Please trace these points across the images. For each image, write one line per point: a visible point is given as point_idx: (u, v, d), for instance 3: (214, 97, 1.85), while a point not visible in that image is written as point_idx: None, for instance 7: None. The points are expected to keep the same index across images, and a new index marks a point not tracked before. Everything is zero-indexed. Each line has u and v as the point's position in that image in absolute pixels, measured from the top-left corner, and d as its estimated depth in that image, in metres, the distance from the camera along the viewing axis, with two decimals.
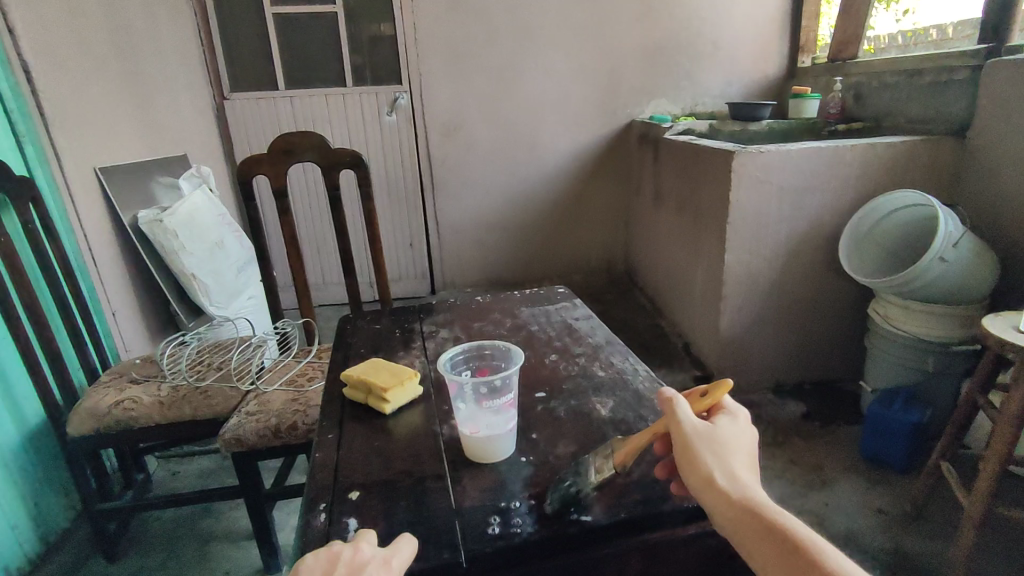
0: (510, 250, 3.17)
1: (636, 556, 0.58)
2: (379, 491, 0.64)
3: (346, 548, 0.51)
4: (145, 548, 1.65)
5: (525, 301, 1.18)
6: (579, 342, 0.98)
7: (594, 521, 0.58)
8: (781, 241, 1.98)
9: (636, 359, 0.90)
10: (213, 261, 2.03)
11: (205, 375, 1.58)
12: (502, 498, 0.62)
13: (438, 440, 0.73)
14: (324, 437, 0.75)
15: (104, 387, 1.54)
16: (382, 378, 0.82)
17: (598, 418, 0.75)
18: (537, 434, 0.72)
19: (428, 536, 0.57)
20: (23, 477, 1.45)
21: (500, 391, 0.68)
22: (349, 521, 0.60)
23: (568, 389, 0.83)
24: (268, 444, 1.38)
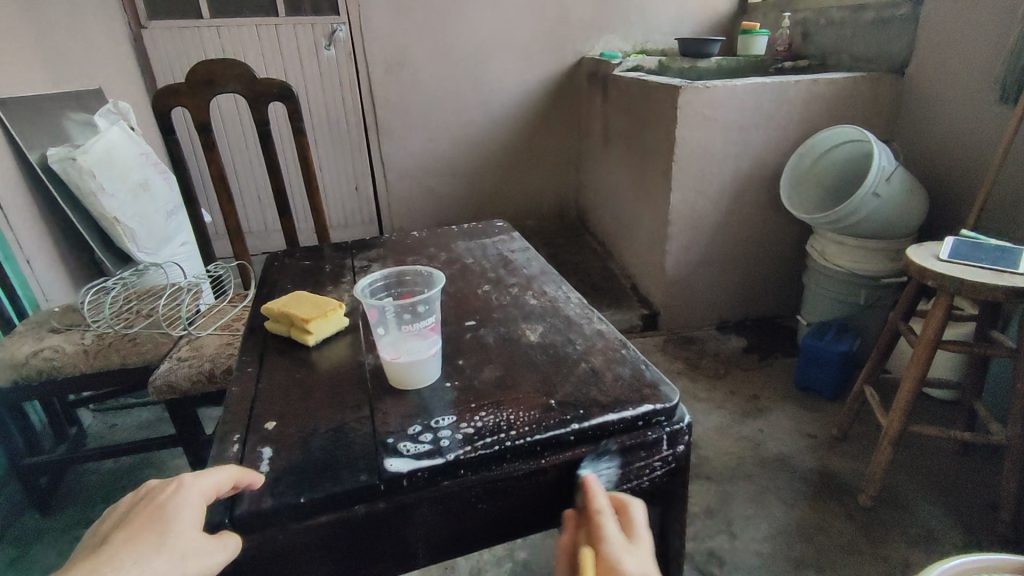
0: (460, 194, 3.10)
1: (555, 473, 0.58)
2: (296, 419, 0.62)
3: (162, 486, 0.50)
4: (83, 500, 1.61)
5: (464, 235, 1.15)
6: (513, 273, 0.96)
7: (516, 441, 0.57)
8: (725, 179, 1.99)
9: (569, 287, 0.90)
10: (137, 203, 1.91)
11: (133, 322, 1.50)
12: (422, 422, 0.60)
13: (363, 369, 0.71)
14: (242, 371, 0.72)
15: (20, 337, 1.46)
16: (304, 309, 0.78)
17: (526, 343, 0.75)
18: (463, 361, 0.71)
19: (342, 461, 0.56)
20: None
21: (422, 316, 0.67)
22: (264, 450, 0.58)
23: (498, 317, 0.82)
24: (203, 389, 1.34)
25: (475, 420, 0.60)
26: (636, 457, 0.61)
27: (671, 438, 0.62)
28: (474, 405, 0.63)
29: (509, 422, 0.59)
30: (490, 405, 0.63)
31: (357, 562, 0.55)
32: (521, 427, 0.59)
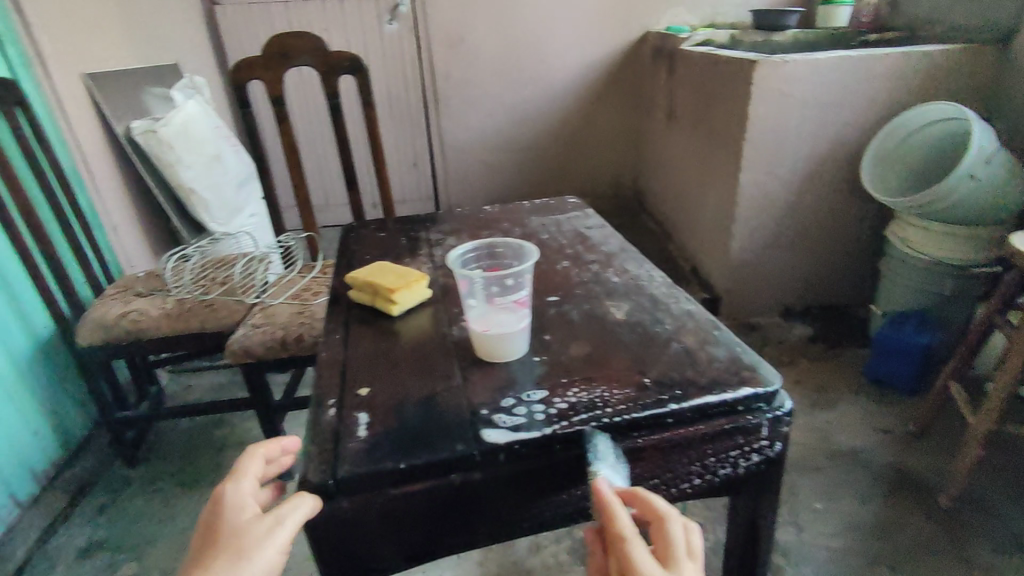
0: (517, 172, 3.08)
1: (649, 452, 0.57)
2: (388, 387, 0.63)
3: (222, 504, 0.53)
4: (162, 455, 1.70)
5: (537, 211, 1.13)
6: (592, 250, 0.94)
7: (613, 419, 0.56)
8: (801, 159, 1.90)
9: (652, 266, 0.87)
10: (211, 175, 1.97)
11: (210, 289, 1.57)
12: (514, 395, 0.60)
13: (448, 341, 0.71)
14: (330, 338, 0.74)
15: (109, 300, 1.54)
16: (389, 279, 0.79)
17: (612, 321, 0.73)
18: (549, 335, 0.71)
19: (438, 430, 0.56)
20: (39, 385, 1.50)
21: (510, 290, 0.66)
22: (360, 416, 0.58)
23: (581, 294, 0.80)
24: (277, 356, 1.39)
25: (568, 396, 0.59)
26: (732, 443, 0.59)
27: (771, 427, 0.59)
28: (565, 381, 0.62)
29: (603, 400, 0.58)
30: (582, 381, 0.62)
31: (450, 531, 0.56)
32: (616, 405, 0.58)
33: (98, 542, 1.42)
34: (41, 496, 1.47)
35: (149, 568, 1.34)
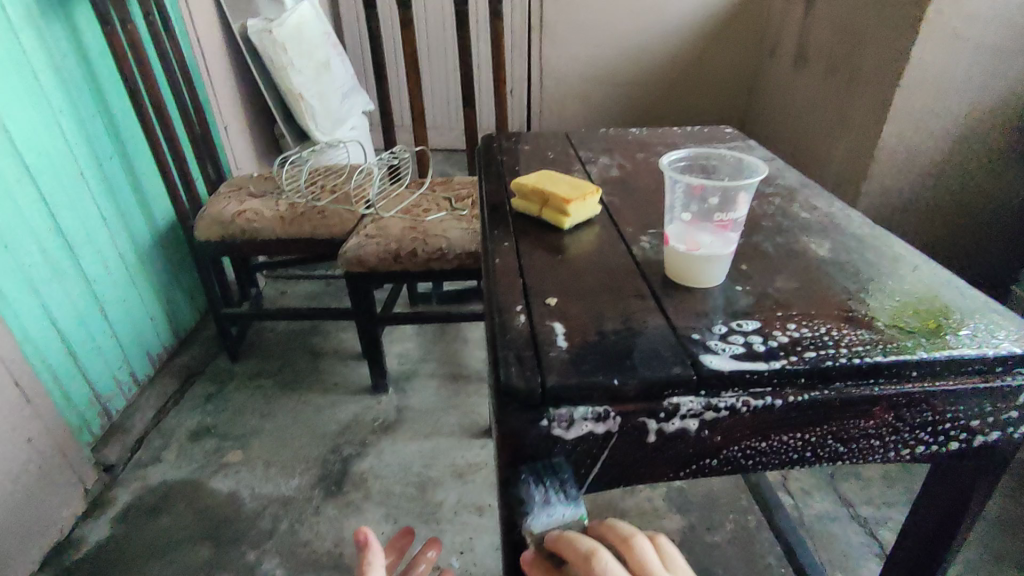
0: (614, 109, 2.91)
1: (885, 405, 0.49)
2: (578, 300, 0.58)
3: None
4: (262, 354, 1.76)
5: (691, 138, 1.03)
6: (769, 183, 0.84)
7: (850, 362, 0.48)
8: None
9: (845, 204, 0.77)
10: (320, 82, 1.93)
11: (321, 197, 1.56)
12: (725, 323, 0.53)
13: (632, 261, 0.65)
14: (498, 246, 0.69)
15: (225, 197, 1.56)
16: (560, 189, 0.72)
17: (816, 257, 0.65)
18: (747, 266, 0.63)
19: (647, 350, 0.50)
20: (156, 275, 1.56)
21: (716, 209, 0.58)
22: (555, 326, 0.54)
23: (769, 226, 0.72)
24: (387, 268, 1.38)
25: (789, 331, 0.52)
26: (980, 407, 0.51)
27: None
28: (780, 315, 0.55)
29: (834, 339, 0.51)
30: (801, 316, 0.54)
31: (648, 462, 0.51)
32: (851, 346, 0.50)
33: (206, 428, 1.49)
34: (156, 379, 1.55)
35: (253, 458, 1.40)
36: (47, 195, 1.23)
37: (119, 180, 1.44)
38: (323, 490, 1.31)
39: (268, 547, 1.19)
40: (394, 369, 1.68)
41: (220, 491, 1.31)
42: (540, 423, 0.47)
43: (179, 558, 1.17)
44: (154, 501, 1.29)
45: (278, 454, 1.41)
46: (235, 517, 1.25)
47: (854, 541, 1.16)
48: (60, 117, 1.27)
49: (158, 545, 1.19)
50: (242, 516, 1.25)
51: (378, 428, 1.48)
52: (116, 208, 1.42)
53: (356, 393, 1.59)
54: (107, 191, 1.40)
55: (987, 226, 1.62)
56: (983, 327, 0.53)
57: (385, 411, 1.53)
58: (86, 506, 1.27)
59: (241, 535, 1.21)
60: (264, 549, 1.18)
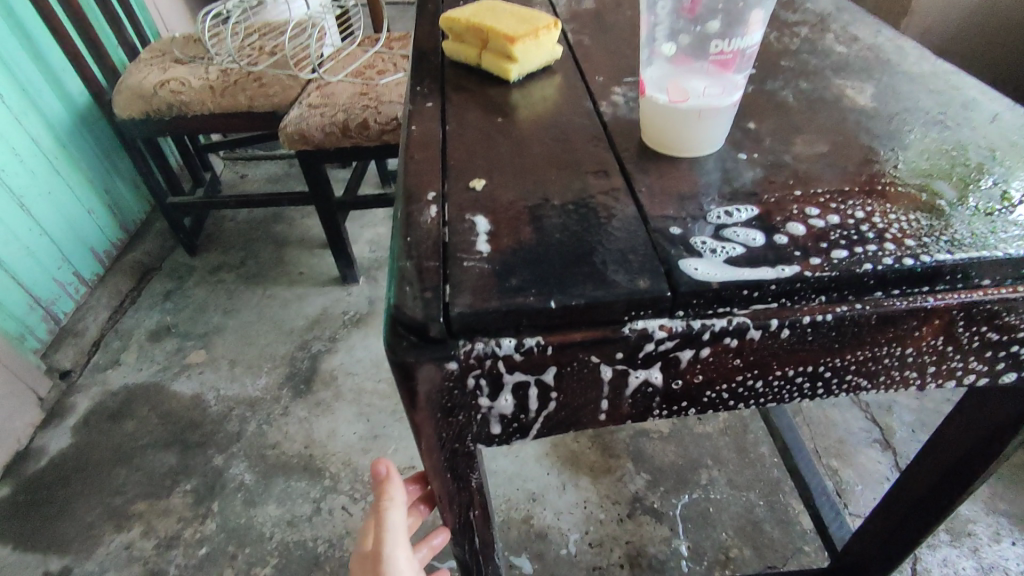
0: None
1: (939, 325, 0.34)
2: (514, 182, 0.41)
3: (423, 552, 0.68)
4: (223, 246, 1.62)
5: None
6: (792, 8, 0.63)
7: (896, 266, 0.33)
8: None
9: (894, 33, 0.57)
10: None
11: (257, 60, 1.32)
12: (722, 209, 0.37)
13: (598, 122, 0.47)
14: (419, 107, 0.51)
15: (145, 65, 1.32)
16: (505, 23, 0.53)
17: (852, 107, 0.47)
18: (756, 124, 0.45)
19: (602, 251, 0.35)
20: (84, 163, 1.37)
21: (714, 35, 0.39)
22: (477, 222, 0.38)
23: (790, 67, 0.53)
24: (336, 143, 1.18)
25: (810, 218, 0.36)
26: None
27: None
28: (801, 195, 0.38)
29: (876, 229, 0.35)
30: (830, 197, 0.38)
31: (605, 407, 0.37)
32: (899, 240, 0.35)
33: (167, 327, 1.39)
34: (107, 277, 1.43)
35: (217, 358, 1.31)
36: None
37: (12, 49, 1.20)
38: (291, 390, 1.23)
39: (236, 451, 1.13)
40: (364, 257, 1.54)
41: (183, 394, 1.24)
42: (451, 365, 0.33)
43: (145, 464, 1.12)
44: (116, 406, 1.23)
45: (244, 352, 1.32)
46: (201, 420, 1.19)
47: (854, 427, 1.07)
48: None
49: (123, 451, 1.14)
50: (207, 419, 1.19)
51: (349, 321, 1.37)
52: (16, 85, 1.20)
53: (323, 286, 1.47)
54: None
55: None
56: None
57: (355, 304, 1.42)
58: (44, 414, 1.21)
59: (208, 438, 1.16)
60: (232, 454, 1.13)
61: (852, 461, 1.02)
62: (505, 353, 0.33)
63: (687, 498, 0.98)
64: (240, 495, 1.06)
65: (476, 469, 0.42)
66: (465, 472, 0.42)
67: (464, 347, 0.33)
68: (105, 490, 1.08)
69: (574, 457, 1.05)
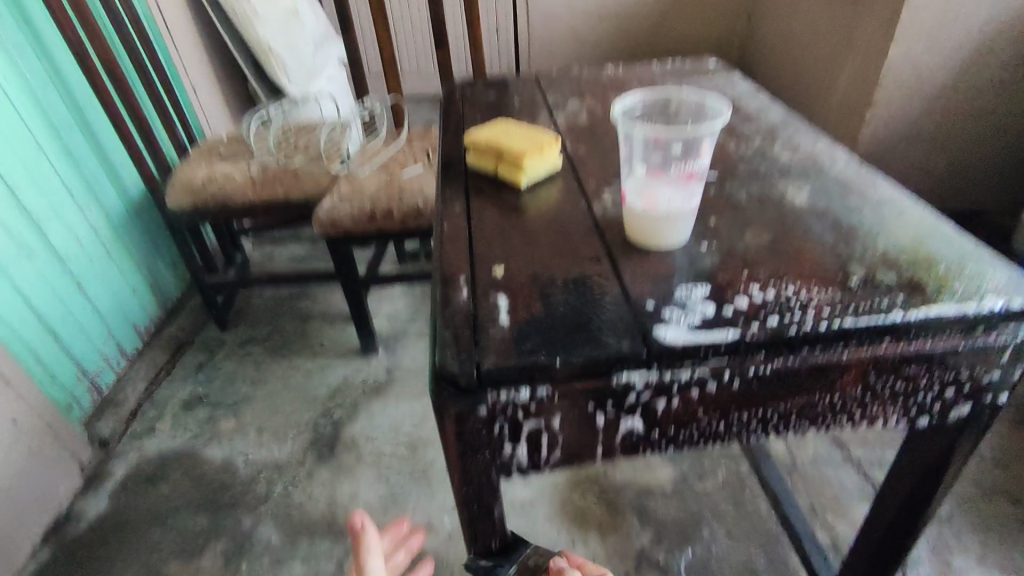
0: (606, 45, 2.75)
1: (856, 373, 0.45)
2: (526, 268, 0.53)
3: None
4: (252, 321, 1.74)
5: (671, 75, 0.95)
6: (749, 121, 0.77)
7: (814, 328, 0.44)
8: (972, 30, 1.56)
9: (830, 142, 0.71)
10: (289, 32, 1.78)
11: (293, 156, 1.49)
12: (686, 287, 0.49)
13: (592, 218, 0.60)
14: (449, 208, 0.64)
15: (194, 161, 1.50)
16: (516, 142, 0.67)
17: (792, 206, 0.59)
18: (716, 219, 0.58)
19: (595, 321, 0.46)
20: (132, 247, 1.51)
21: (679, 158, 0.52)
22: (499, 300, 0.49)
23: (745, 172, 0.66)
24: (363, 229, 1.33)
25: (751, 293, 0.48)
26: (956, 370, 0.46)
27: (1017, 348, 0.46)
28: (746, 275, 0.50)
29: (802, 301, 0.47)
30: (768, 277, 0.49)
31: (601, 445, 0.47)
32: (819, 309, 0.46)
33: (199, 397, 1.49)
34: (146, 350, 1.55)
35: (245, 425, 1.40)
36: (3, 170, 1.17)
37: (82, 150, 1.37)
38: (316, 454, 1.31)
39: (263, 512, 1.20)
40: (383, 329, 1.66)
41: (214, 459, 1.32)
42: (481, 410, 0.44)
43: (178, 525, 1.19)
44: (150, 471, 1.31)
45: (271, 419, 1.41)
46: (230, 484, 1.26)
47: (847, 483, 1.14)
48: (6, 83, 1.18)
49: (157, 514, 1.21)
50: (236, 482, 1.26)
51: (369, 389, 1.47)
52: (83, 181, 1.36)
53: (345, 356, 1.58)
54: (70, 161, 1.33)
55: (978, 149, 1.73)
56: (959, 272, 0.48)
57: (374, 373, 1.52)
58: (83, 480, 1.29)
59: (237, 501, 1.23)
60: (259, 515, 1.19)
61: (847, 516, 1.08)
62: (524, 400, 0.44)
63: (689, 552, 1.03)
64: (267, 555, 1.12)
65: (499, 500, 0.51)
66: (490, 503, 0.51)
67: (493, 397, 0.44)
68: (139, 551, 1.15)
69: (582, 514, 1.11)
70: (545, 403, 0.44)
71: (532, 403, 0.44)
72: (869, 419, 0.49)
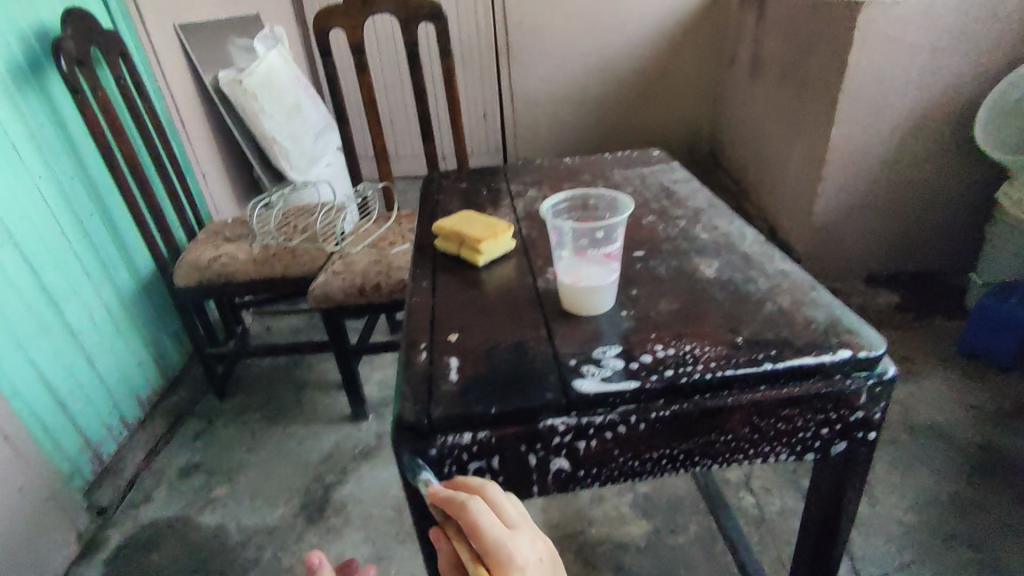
0: (585, 127, 2.98)
1: (740, 415, 0.55)
2: (477, 335, 0.64)
3: None
4: (249, 390, 1.83)
5: (618, 164, 1.10)
6: (678, 205, 0.90)
7: (702, 378, 0.55)
8: (903, 113, 1.73)
9: (743, 222, 0.84)
10: (292, 125, 1.97)
11: (292, 237, 1.63)
12: (603, 347, 0.60)
13: (535, 292, 0.71)
14: (418, 284, 0.75)
15: (202, 243, 1.63)
16: (475, 229, 0.79)
17: (702, 278, 0.71)
18: (637, 291, 0.69)
19: (527, 377, 0.57)
20: (140, 322, 1.62)
21: (601, 243, 0.65)
22: (451, 361, 0.60)
23: (668, 250, 0.78)
24: (354, 302, 1.44)
25: (655, 351, 0.59)
26: (824, 411, 0.57)
27: (872, 391, 0.57)
28: (654, 336, 0.61)
29: (695, 356, 0.57)
30: (671, 337, 0.61)
31: (536, 480, 0.57)
32: (708, 362, 0.57)
33: (195, 465, 1.56)
34: (147, 420, 1.62)
35: (238, 492, 1.46)
36: (30, 256, 1.29)
37: (100, 236, 1.50)
38: (305, 518, 1.37)
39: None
40: (373, 396, 1.74)
41: (207, 526, 1.37)
42: (432, 452, 0.53)
43: None
44: (146, 538, 1.36)
45: (263, 485, 1.47)
46: (221, 549, 1.31)
47: None
48: (40, 180, 1.32)
49: None
50: (228, 548, 1.31)
51: (358, 454, 1.54)
52: (100, 263, 1.49)
53: (337, 423, 1.65)
54: (89, 246, 1.46)
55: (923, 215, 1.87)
56: (824, 330, 0.60)
57: (364, 438, 1.59)
58: (80, 548, 1.33)
59: (228, 565, 1.27)
60: None
61: None
62: (467, 442, 0.54)
63: None
64: None
65: None
66: None
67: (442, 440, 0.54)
68: None
69: None
70: (484, 444, 0.54)
71: (474, 444, 0.54)
72: (764, 456, 0.59)
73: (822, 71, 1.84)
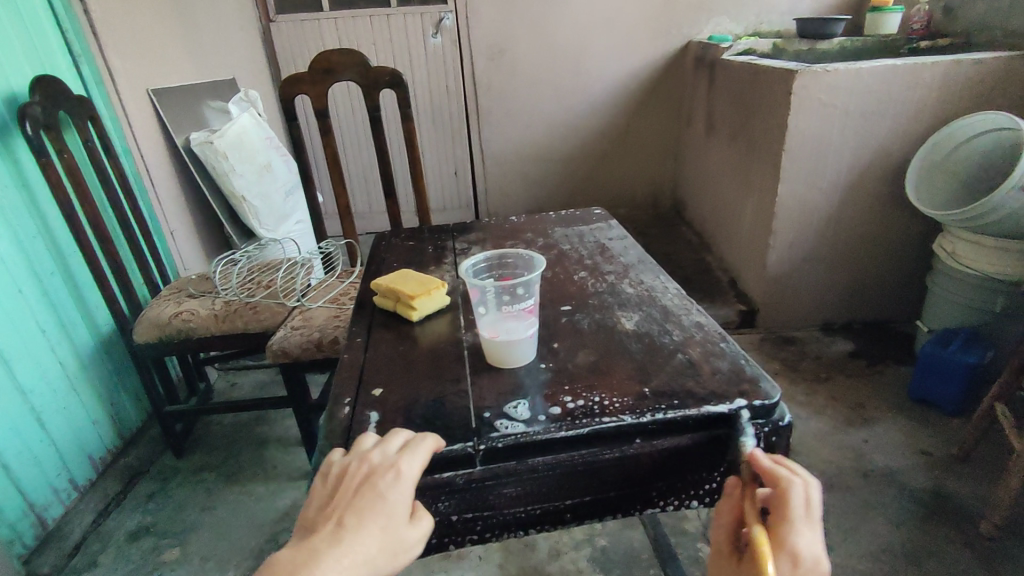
0: (551, 183, 3.08)
1: (645, 463, 0.58)
2: (400, 389, 0.67)
3: None
4: (208, 448, 1.80)
5: (560, 222, 1.16)
6: (610, 261, 0.96)
7: (607, 428, 0.58)
8: (842, 170, 1.83)
9: (668, 277, 0.88)
10: (261, 183, 2.02)
11: (255, 292, 1.65)
12: (516, 401, 0.62)
13: (462, 346, 0.74)
14: (352, 340, 0.78)
15: (164, 299, 1.65)
16: (409, 286, 0.83)
17: (621, 331, 0.75)
18: (558, 344, 0.73)
19: (441, 430, 0.59)
20: (98, 380, 1.61)
21: (521, 297, 0.69)
22: (372, 414, 0.63)
23: (593, 304, 0.82)
24: (312, 357, 1.45)
25: (566, 403, 0.62)
26: (726, 457, 0.60)
27: (769, 437, 0.60)
28: (567, 388, 0.64)
29: (601, 406, 0.61)
30: (583, 389, 0.64)
31: (449, 530, 0.59)
32: (613, 412, 0.60)
33: (146, 527, 1.51)
34: (99, 481, 1.58)
35: (189, 554, 1.42)
36: None
37: (60, 294, 1.51)
38: None
39: None
40: None
41: None
42: None
43: None
44: None
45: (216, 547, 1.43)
46: None
47: None
48: None
49: None
50: None
51: None
52: (58, 321, 1.49)
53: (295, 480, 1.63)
54: (47, 304, 1.47)
55: (864, 266, 1.96)
56: (727, 380, 0.63)
57: None
58: None
59: None
60: None
61: None
62: None
63: None
64: None
65: None
66: None
67: None
68: None
69: None
70: None
71: None
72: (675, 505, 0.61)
73: (765, 131, 1.95)
